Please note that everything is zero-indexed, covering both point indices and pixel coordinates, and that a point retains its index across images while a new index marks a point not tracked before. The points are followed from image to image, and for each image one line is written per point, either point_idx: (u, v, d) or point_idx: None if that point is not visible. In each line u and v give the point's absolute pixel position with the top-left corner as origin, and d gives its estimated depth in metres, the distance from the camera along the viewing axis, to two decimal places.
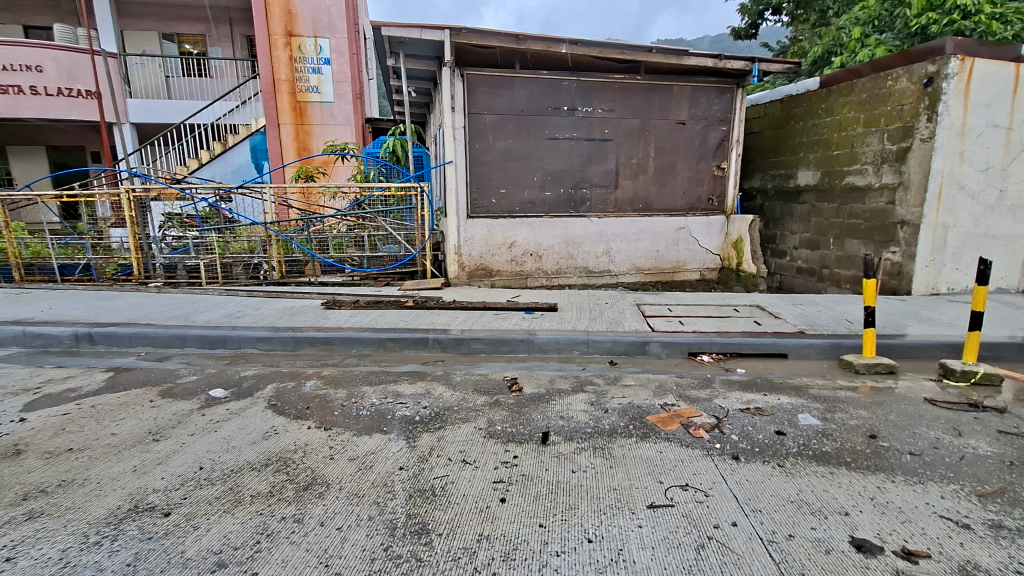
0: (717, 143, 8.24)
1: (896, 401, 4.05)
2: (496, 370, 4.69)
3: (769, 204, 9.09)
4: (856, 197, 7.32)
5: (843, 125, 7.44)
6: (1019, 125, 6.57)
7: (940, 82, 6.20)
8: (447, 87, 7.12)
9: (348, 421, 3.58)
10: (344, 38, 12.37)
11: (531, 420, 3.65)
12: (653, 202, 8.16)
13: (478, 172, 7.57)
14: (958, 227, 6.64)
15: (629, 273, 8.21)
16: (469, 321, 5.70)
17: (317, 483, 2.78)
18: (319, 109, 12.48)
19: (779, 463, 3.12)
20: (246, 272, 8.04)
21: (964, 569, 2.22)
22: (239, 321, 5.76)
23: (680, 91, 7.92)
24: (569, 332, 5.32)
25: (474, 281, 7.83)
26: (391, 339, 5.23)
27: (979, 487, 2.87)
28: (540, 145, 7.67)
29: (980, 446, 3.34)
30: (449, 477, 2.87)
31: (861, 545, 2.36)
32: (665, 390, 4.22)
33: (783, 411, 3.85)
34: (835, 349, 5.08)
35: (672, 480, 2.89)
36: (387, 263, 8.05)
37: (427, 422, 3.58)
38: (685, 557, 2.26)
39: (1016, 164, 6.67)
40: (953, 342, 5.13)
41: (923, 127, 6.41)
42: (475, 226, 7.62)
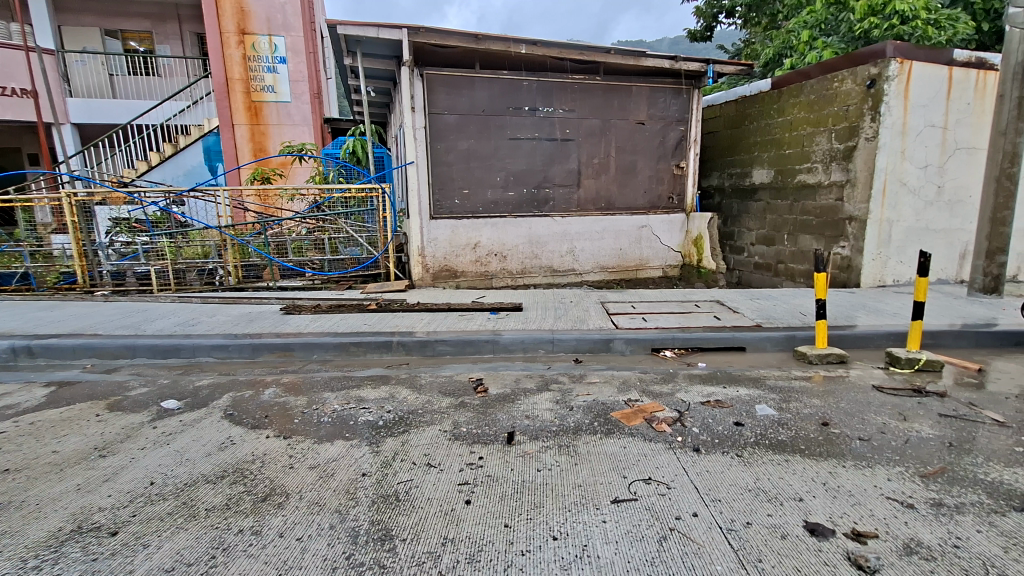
0: (676, 142, 8.43)
1: (847, 389, 4.24)
2: (461, 371, 4.67)
3: (727, 202, 9.36)
4: (808, 194, 7.61)
5: (794, 125, 7.73)
6: (954, 125, 6.95)
7: (882, 84, 6.51)
8: (406, 87, 7.06)
9: (308, 428, 3.50)
10: (301, 37, 12.06)
11: (497, 420, 3.65)
12: (615, 200, 8.27)
13: (441, 173, 7.53)
14: (902, 221, 7.00)
15: (593, 271, 8.30)
16: (434, 323, 5.65)
17: (276, 494, 2.71)
18: (275, 109, 12.15)
19: (737, 453, 3.21)
20: (201, 278, 7.76)
21: (908, 547, 2.33)
22: (194, 329, 5.55)
23: (639, 92, 8.06)
24: (533, 332, 5.33)
25: (438, 283, 7.76)
26: (353, 343, 5.13)
27: (922, 468, 3.03)
28: (502, 146, 7.67)
29: (922, 429, 3.52)
30: (413, 481, 2.84)
31: (814, 529, 2.45)
32: (629, 386, 4.29)
33: (741, 402, 3.96)
34: (790, 341, 5.28)
35: (635, 474, 2.94)
36: (349, 266, 7.88)
37: (391, 426, 3.53)
38: (648, 550, 2.29)
39: (952, 161, 7.06)
40: (898, 331, 5.39)
41: (867, 127, 6.71)
42: (438, 227, 7.56)
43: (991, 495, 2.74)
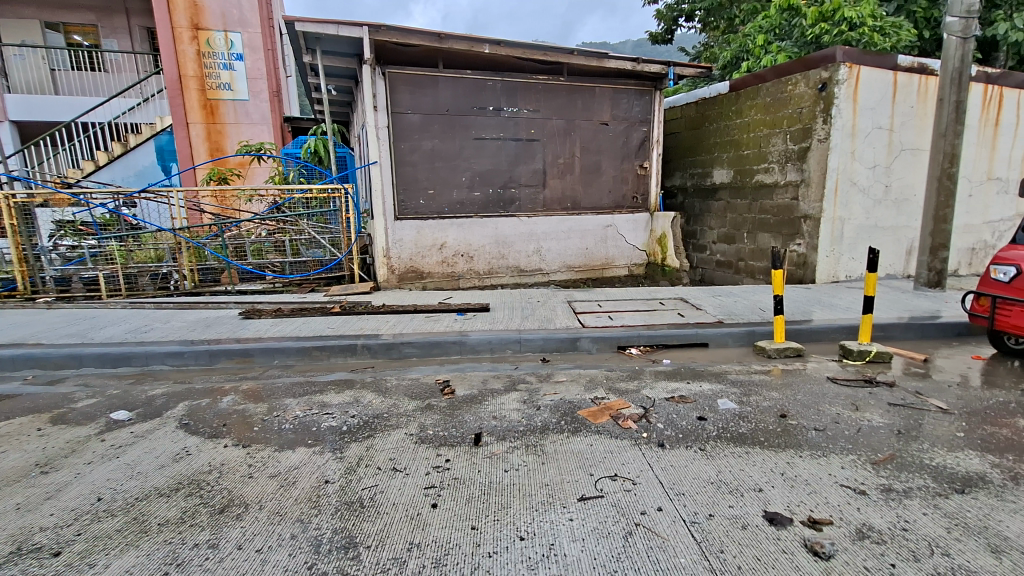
0: (639, 143, 8.56)
1: (803, 381, 4.39)
2: (427, 373, 4.61)
3: (689, 201, 9.59)
4: (765, 193, 7.85)
5: (751, 126, 7.97)
6: (899, 127, 7.29)
7: (833, 87, 6.77)
8: (368, 85, 6.96)
9: (268, 436, 3.39)
10: (258, 33, 11.71)
11: (464, 421, 3.62)
12: (580, 200, 8.35)
13: (405, 173, 7.45)
14: (853, 219, 7.30)
15: (559, 271, 8.36)
16: (400, 325, 5.57)
17: (234, 505, 2.61)
18: (233, 108, 11.79)
19: (700, 447, 3.28)
20: (154, 283, 7.44)
21: (860, 532, 2.43)
22: (146, 335, 5.31)
23: (602, 92, 8.16)
24: (500, 332, 5.33)
25: (404, 284, 7.67)
26: (316, 348, 5.01)
27: (873, 455, 3.16)
28: (467, 146, 7.64)
29: (873, 418, 3.68)
30: (378, 487, 2.79)
31: (773, 518, 2.53)
32: (596, 385, 4.33)
33: (704, 397, 4.05)
34: (750, 337, 5.44)
35: (601, 471, 2.97)
36: (311, 268, 7.69)
37: (355, 431, 3.47)
38: (613, 546, 2.32)
39: (898, 161, 7.40)
40: (850, 325, 5.62)
41: (819, 129, 6.97)
42: (403, 228, 7.47)
43: (936, 479, 2.88)
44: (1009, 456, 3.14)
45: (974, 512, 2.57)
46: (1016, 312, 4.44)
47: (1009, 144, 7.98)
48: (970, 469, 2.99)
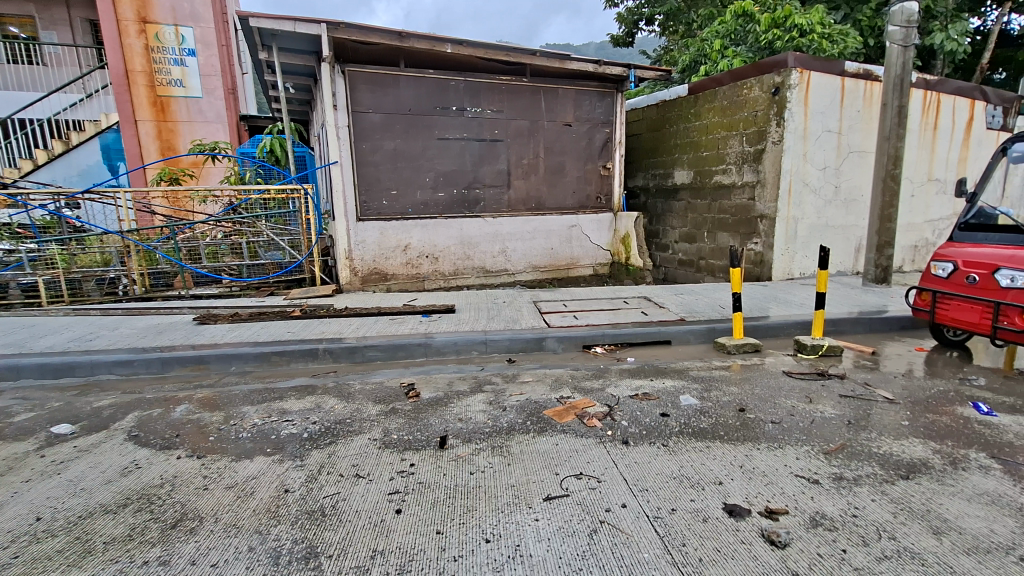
0: (602, 144, 8.66)
1: (761, 375, 4.54)
2: (392, 377, 4.55)
3: (652, 201, 9.78)
4: (724, 193, 8.08)
5: (709, 128, 8.19)
6: (847, 130, 7.62)
7: (785, 91, 7.02)
8: (327, 84, 6.82)
9: (225, 446, 3.27)
10: (211, 29, 11.32)
11: (429, 425, 3.59)
12: (545, 201, 8.39)
13: (367, 173, 7.33)
14: (805, 219, 7.59)
15: (525, 271, 8.38)
16: (363, 328, 5.47)
17: (187, 519, 2.50)
18: (185, 105, 11.36)
19: (664, 442, 3.34)
20: (101, 288, 7.09)
21: (813, 520, 2.52)
22: (91, 344, 5.05)
23: (565, 94, 8.23)
24: (466, 333, 5.30)
25: (368, 286, 7.54)
26: (275, 353, 4.87)
27: (825, 445, 3.29)
28: (430, 146, 7.57)
29: (826, 409, 3.83)
30: (340, 494, 2.73)
31: (732, 510, 2.60)
32: (561, 384, 4.36)
33: (666, 394, 4.13)
34: (711, 333, 5.59)
35: (567, 470, 2.98)
36: (270, 271, 7.48)
37: (317, 438, 3.38)
38: (578, 544, 2.33)
39: (846, 163, 7.74)
40: (804, 321, 5.84)
41: (773, 131, 7.22)
42: (366, 229, 7.35)
43: (883, 466, 3.02)
44: (949, 442, 3.32)
45: (918, 497, 2.71)
46: (954, 306, 4.69)
47: (947, 147, 8.45)
48: (914, 455, 3.15)
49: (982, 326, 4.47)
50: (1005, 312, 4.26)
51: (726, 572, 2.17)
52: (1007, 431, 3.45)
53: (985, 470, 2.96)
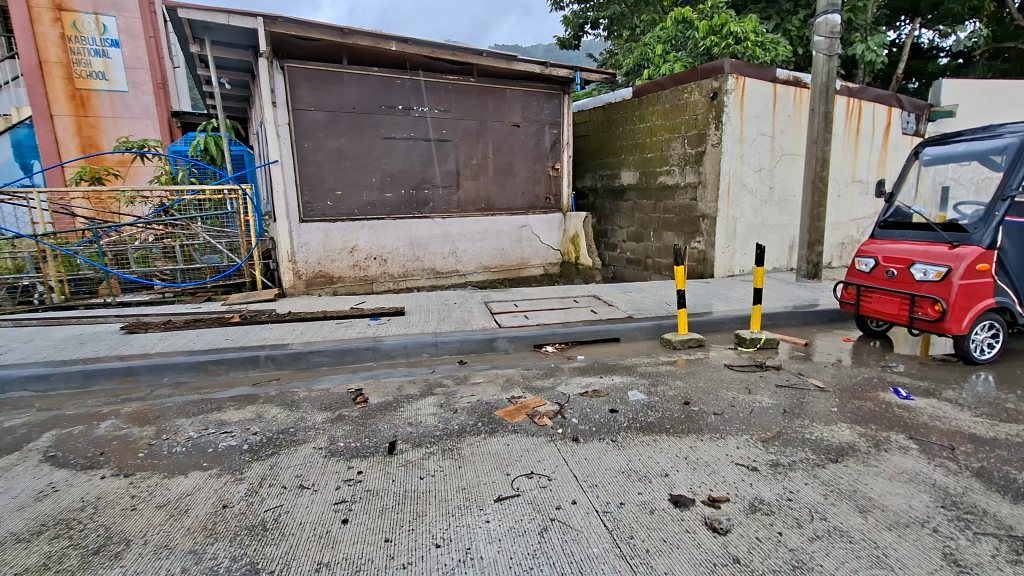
0: (550, 144, 8.74)
1: (705, 369, 4.72)
2: (338, 383, 4.40)
3: (600, 201, 9.97)
4: (668, 194, 8.34)
5: (653, 130, 8.45)
6: (780, 134, 8.04)
7: (723, 96, 7.34)
8: (265, 80, 6.58)
9: (156, 462, 3.08)
10: (137, 19, 10.66)
11: (378, 430, 3.50)
12: (494, 201, 8.39)
13: (310, 173, 7.11)
14: (743, 218, 7.96)
15: (476, 272, 8.35)
16: (308, 333, 5.29)
17: (113, 542, 2.34)
18: (109, 99, 10.64)
19: (613, 438, 3.41)
20: (14, 296, 6.56)
21: (752, 506, 2.64)
22: (2, 358, 4.63)
23: (513, 94, 8.27)
24: (416, 336, 5.22)
25: (313, 290, 7.30)
26: (212, 362, 4.63)
27: (763, 434, 3.45)
28: (377, 145, 7.42)
29: (764, 399, 4.02)
30: (283, 507, 2.62)
31: (677, 501, 2.68)
32: (512, 384, 4.37)
33: (615, 390, 4.22)
34: (657, 330, 5.75)
35: (518, 470, 2.99)
36: (207, 276, 7.09)
37: (258, 449, 3.24)
38: (529, 543, 2.34)
39: (780, 165, 8.17)
40: (743, 315, 6.11)
41: (712, 134, 7.53)
42: (310, 231, 7.13)
43: (815, 451, 3.20)
44: (873, 425, 3.56)
45: (846, 478, 2.89)
46: (876, 298, 5.05)
47: (868, 151, 9.06)
48: (842, 439, 3.36)
49: (900, 316, 4.82)
50: (919, 304, 4.62)
51: (672, 562, 2.23)
52: (923, 413, 3.73)
53: (904, 450, 3.20)
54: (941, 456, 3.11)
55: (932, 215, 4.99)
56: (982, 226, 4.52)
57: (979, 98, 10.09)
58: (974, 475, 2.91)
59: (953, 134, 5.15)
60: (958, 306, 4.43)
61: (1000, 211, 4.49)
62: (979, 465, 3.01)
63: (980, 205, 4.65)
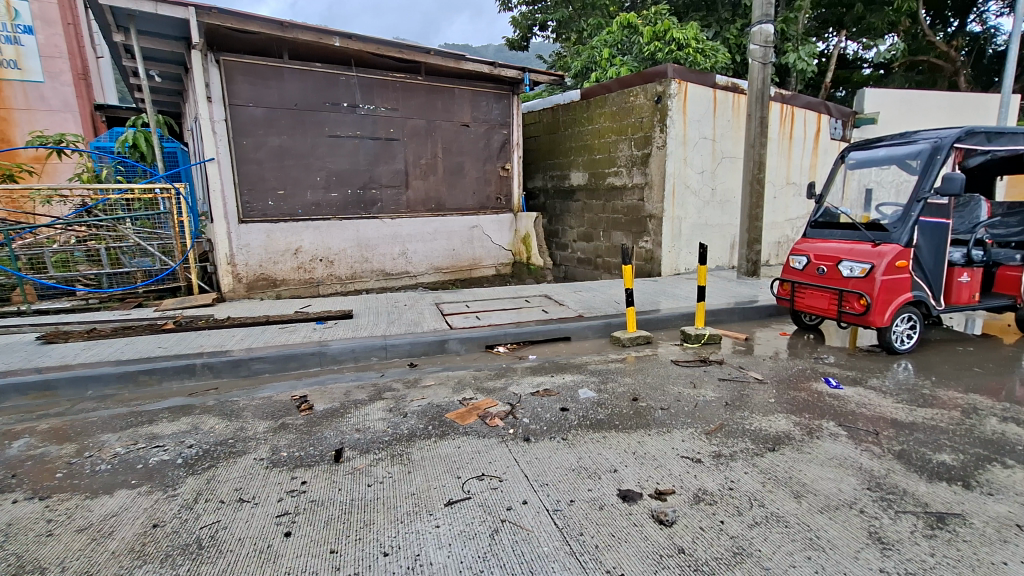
0: (500, 144, 8.74)
1: (652, 365, 4.84)
2: (282, 391, 4.23)
3: (550, 201, 10.07)
4: (616, 194, 8.52)
5: (601, 132, 8.62)
6: (720, 137, 8.37)
7: (666, 100, 7.59)
8: (198, 73, 6.27)
9: (77, 482, 2.86)
10: (53, 4, 9.91)
11: (323, 438, 3.39)
12: (444, 201, 8.31)
13: (249, 171, 6.82)
14: (687, 218, 8.25)
15: (427, 273, 8.24)
16: (249, 339, 5.07)
17: (25, 572, 2.15)
18: (22, 90, 9.82)
19: (563, 437, 3.44)
20: None
21: (696, 497, 2.73)
22: None
23: (461, 94, 8.22)
24: (364, 339, 5.09)
25: (254, 294, 6.99)
26: (143, 372, 4.35)
27: (706, 426, 3.57)
28: (321, 143, 7.20)
29: (707, 393, 4.17)
30: (220, 523, 2.49)
31: (625, 495, 2.74)
32: (464, 385, 4.34)
33: (567, 389, 4.26)
34: (607, 328, 5.86)
35: (468, 473, 2.97)
36: (138, 280, 6.70)
37: (194, 463, 3.07)
38: (480, 546, 2.33)
39: (720, 167, 8.51)
40: (688, 312, 6.32)
41: (657, 136, 7.75)
42: (250, 232, 6.83)
43: (754, 441, 3.35)
44: (807, 414, 3.76)
45: (783, 466, 3.03)
46: (808, 294, 5.34)
47: (800, 154, 9.59)
48: (779, 429, 3.53)
49: (830, 310, 5.13)
50: (846, 299, 4.93)
51: (620, 556, 2.28)
52: (851, 401, 3.98)
53: (835, 437, 3.39)
54: (866, 441, 3.32)
55: (857, 216, 5.32)
56: (900, 226, 4.87)
57: (897, 106, 10.88)
58: (895, 457, 3.13)
59: (875, 140, 5.50)
60: (881, 300, 4.75)
61: (916, 212, 4.85)
62: (900, 448, 3.24)
63: (899, 207, 5.00)
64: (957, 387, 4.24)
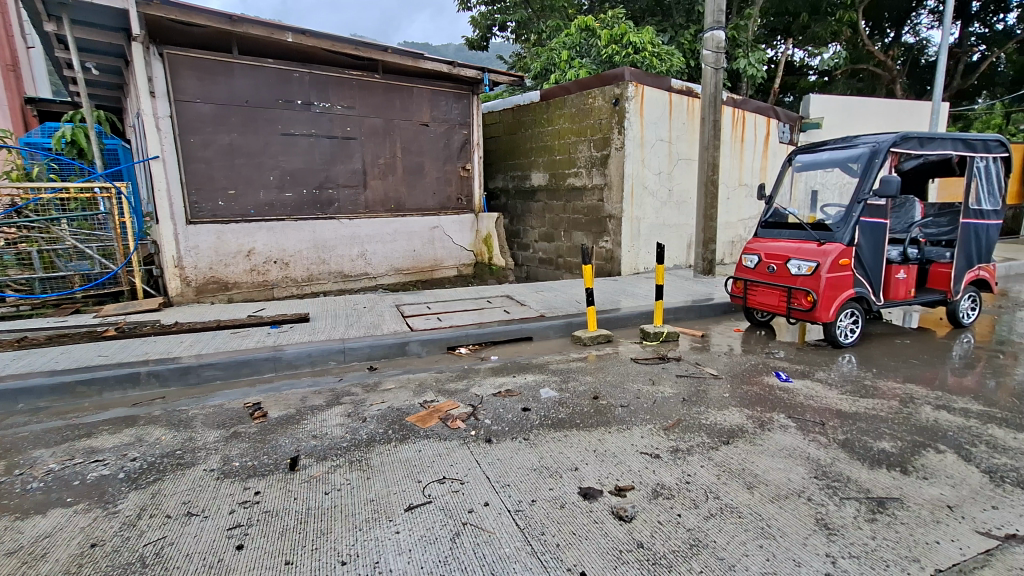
0: (460, 144, 8.69)
1: (613, 363, 4.92)
2: (234, 398, 4.07)
3: (512, 202, 10.09)
4: (576, 195, 8.61)
5: (561, 133, 8.71)
6: (676, 139, 8.59)
7: (624, 102, 7.73)
8: (140, 66, 5.99)
9: (4, 503, 2.66)
10: None
11: (278, 446, 3.28)
12: (404, 201, 8.20)
13: (197, 170, 6.55)
14: (646, 219, 8.43)
15: (387, 274, 8.10)
16: (198, 345, 4.85)
17: None
18: None
19: (525, 437, 3.44)
20: None
21: (655, 491, 2.78)
22: None
23: (420, 93, 8.13)
24: (322, 343, 4.96)
25: (204, 298, 6.71)
26: (81, 383, 4.11)
27: (665, 422, 3.66)
28: (274, 142, 6.98)
29: (666, 390, 4.27)
30: (166, 539, 2.37)
31: (586, 493, 2.77)
32: (425, 388, 4.28)
33: (528, 389, 4.28)
34: (568, 327, 5.92)
35: (429, 476, 2.93)
36: (76, 285, 6.32)
37: (138, 477, 2.91)
38: (441, 550, 2.30)
39: (676, 168, 8.73)
40: (647, 311, 6.46)
41: (616, 138, 7.88)
42: (199, 233, 6.56)
43: (710, 435, 3.45)
44: (760, 407, 3.90)
45: (737, 458, 3.14)
46: (760, 291, 5.55)
47: (751, 157, 9.95)
48: (733, 422, 3.65)
49: (780, 307, 5.34)
50: (795, 295, 5.15)
51: (581, 553, 2.30)
52: (800, 393, 4.15)
53: (784, 428, 3.54)
54: (814, 432, 3.48)
55: (804, 216, 5.56)
56: (843, 226, 5.12)
57: (840, 111, 11.44)
58: (840, 446, 3.28)
59: (819, 144, 5.76)
60: (827, 296, 4.99)
61: (857, 213, 5.11)
62: (844, 437, 3.41)
63: (842, 207, 5.26)
64: (896, 377, 4.50)
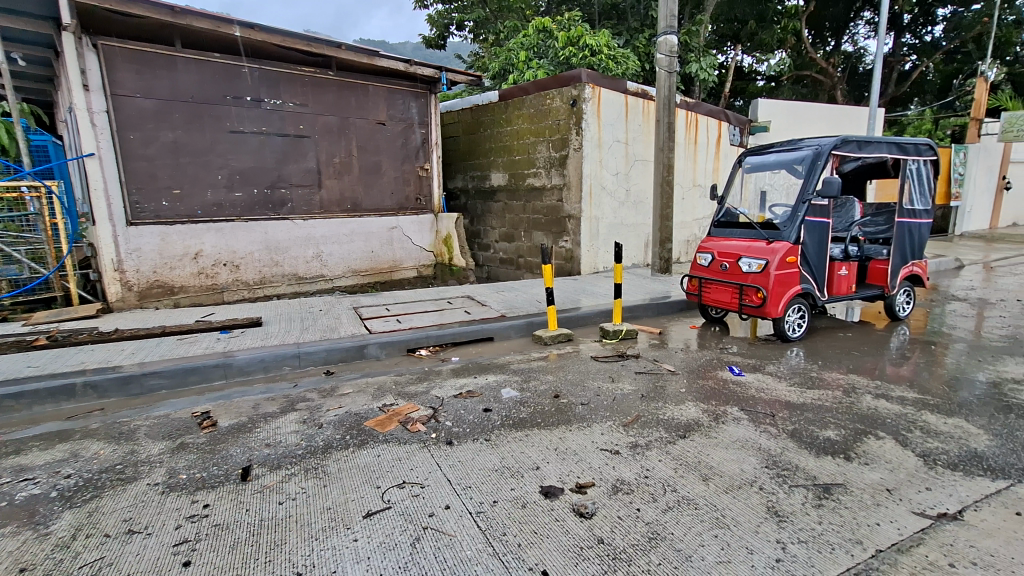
0: (418, 144, 8.59)
1: (573, 362, 4.97)
2: (181, 408, 3.88)
3: (471, 202, 10.04)
4: (536, 195, 8.65)
5: (520, 134, 8.75)
6: (632, 141, 8.77)
7: (581, 103, 7.84)
8: (72, 58, 5.63)
9: None
10: None
11: (229, 456, 3.15)
12: (361, 201, 8.03)
13: (138, 169, 6.22)
14: (604, 218, 8.56)
15: (344, 276, 7.91)
16: (141, 353, 4.60)
17: None
18: None
19: (486, 438, 3.43)
20: None
21: (614, 487, 2.82)
22: None
23: (376, 91, 7.99)
24: (275, 347, 4.80)
25: (148, 302, 6.37)
26: (8, 397, 3.82)
27: (624, 419, 3.71)
28: (222, 140, 6.71)
29: (624, 387, 4.34)
30: (104, 559, 2.23)
31: (547, 492, 2.78)
32: (384, 391, 4.21)
33: (489, 389, 4.26)
34: (529, 327, 5.94)
35: (389, 482, 2.88)
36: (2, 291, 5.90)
37: (74, 494, 2.74)
38: (400, 556, 2.26)
39: (633, 169, 8.91)
40: (606, 309, 6.55)
41: (574, 139, 7.97)
42: (142, 235, 6.23)
43: (667, 429, 3.53)
44: (714, 401, 4.02)
45: (693, 451, 3.22)
46: (713, 289, 5.73)
47: (704, 158, 10.26)
48: (689, 416, 3.74)
49: (732, 304, 5.53)
50: (746, 292, 5.34)
51: (543, 551, 2.30)
52: (751, 386, 4.31)
53: (737, 421, 3.66)
54: (764, 423, 3.61)
55: (753, 215, 5.77)
56: (790, 224, 5.35)
57: (785, 115, 11.96)
58: (789, 436, 3.42)
59: (766, 146, 5.98)
60: (775, 292, 5.19)
61: (802, 212, 5.33)
62: (792, 427, 3.56)
63: (788, 207, 5.49)
64: (839, 368, 4.73)
